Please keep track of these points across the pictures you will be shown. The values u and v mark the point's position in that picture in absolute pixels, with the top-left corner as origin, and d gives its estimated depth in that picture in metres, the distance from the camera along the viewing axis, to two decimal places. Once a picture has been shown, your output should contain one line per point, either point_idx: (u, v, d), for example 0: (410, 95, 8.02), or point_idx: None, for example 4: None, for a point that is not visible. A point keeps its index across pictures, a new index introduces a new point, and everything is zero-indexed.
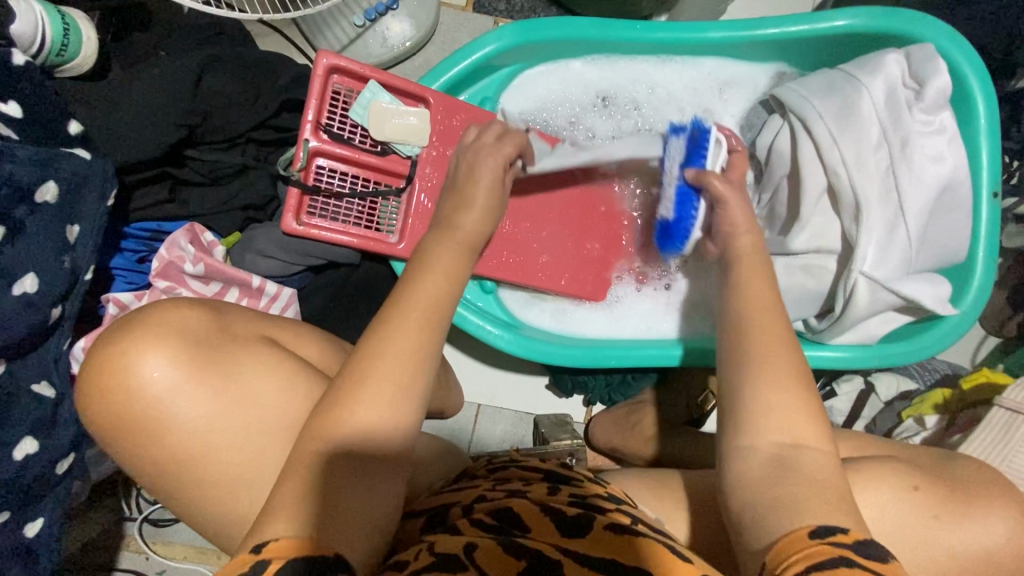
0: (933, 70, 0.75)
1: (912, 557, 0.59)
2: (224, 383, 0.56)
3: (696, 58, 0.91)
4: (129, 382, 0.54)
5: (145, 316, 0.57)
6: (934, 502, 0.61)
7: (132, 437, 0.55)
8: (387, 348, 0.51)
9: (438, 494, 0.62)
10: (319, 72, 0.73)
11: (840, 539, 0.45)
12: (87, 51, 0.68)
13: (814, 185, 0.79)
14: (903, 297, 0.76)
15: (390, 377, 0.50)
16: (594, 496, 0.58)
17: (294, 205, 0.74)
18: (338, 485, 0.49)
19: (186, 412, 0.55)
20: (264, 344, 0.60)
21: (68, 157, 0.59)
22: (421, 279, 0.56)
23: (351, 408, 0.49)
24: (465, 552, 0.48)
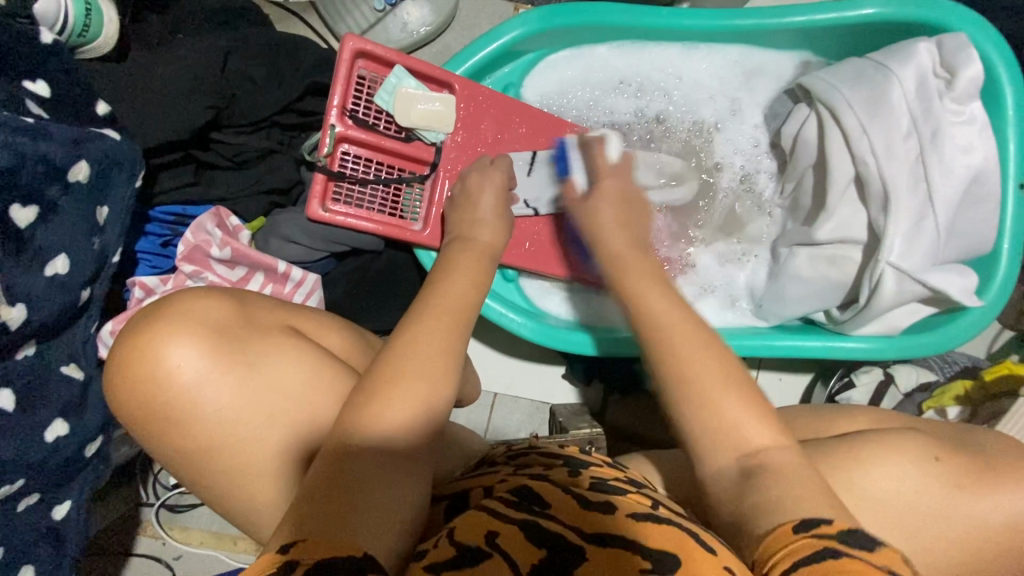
0: (965, 60, 0.74)
1: (944, 548, 0.59)
2: (253, 373, 0.56)
3: (722, 45, 0.90)
4: (157, 373, 0.54)
5: (173, 305, 0.56)
6: (961, 477, 0.61)
7: (161, 426, 0.55)
8: (416, 347, 0.53)
9: (462, 479, 0.62)
10: (344, 56, 0.72)
11: (823, 531, 0.44)
12: (108, 32, 0.67)
13: (842, 173, 0.79)
14: (930, 288, 0.76)
15: (419, 374, 0.52)
16: (613, 480, 0.57)
17: (319, 191, 0.73)
18: (367, 482, 0.47)
19: (213, 404, 0.54)
20: (287, 333, 0.59)
21: (99, 138, 0.58)
22: (449, 288, 0.60)
23: (385, 401, 0.50)
24: (489, 543, 0.46)
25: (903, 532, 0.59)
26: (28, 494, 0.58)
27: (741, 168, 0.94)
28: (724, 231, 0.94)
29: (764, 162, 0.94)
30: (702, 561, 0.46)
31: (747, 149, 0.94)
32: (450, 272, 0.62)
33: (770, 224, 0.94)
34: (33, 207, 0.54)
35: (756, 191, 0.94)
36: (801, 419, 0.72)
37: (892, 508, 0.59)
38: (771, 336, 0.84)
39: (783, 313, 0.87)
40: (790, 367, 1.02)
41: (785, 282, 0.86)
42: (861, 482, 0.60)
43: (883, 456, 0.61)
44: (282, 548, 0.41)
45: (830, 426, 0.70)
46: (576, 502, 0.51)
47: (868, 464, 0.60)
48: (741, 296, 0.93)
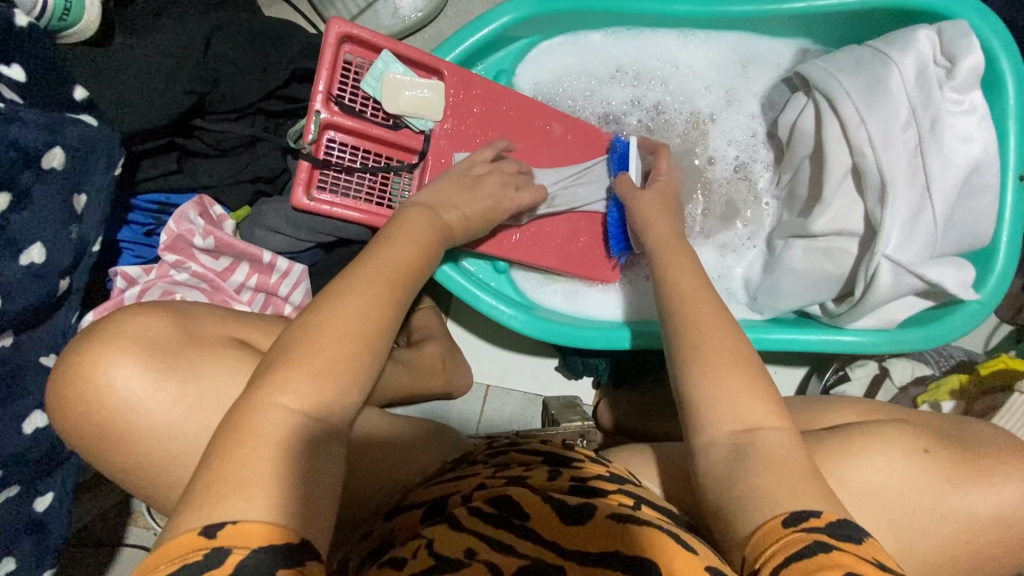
0: (966, 47, 0.72)
1: (938, 543, 0.58)
2: (188, 386, 0.55)
3: (719, 32, 0.88)
4: (90, 392, 0.53)
5: (107, 325, 0.55)
6: (949, 468, 0.59)
7: (103, 444, 0.54)
8: (342, 306, 0.50)
9: (439, 483, 0.63)
10: (330, 40, 0.70)
11: (813, 525, 0.44)
12: (90, 16, 0.63)
13: (837, 165, 0.77)
14: (926, 282, 0.74)
15: (341, 330, 0.48)
16: (598, 479, 0.59)
17: (305, 179, 0.71)
18: (294, 457, 0.44)
19: (152, 419, 0.54)
20: (232, 345, 0.59)
21: (75, 123, 0.57)
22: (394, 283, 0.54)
23: (280, 386, 0.45)
24: (469, 555, 0.49)
25: (897, 528, 0.58)
26: (7, 485, 0.57)
27: (738, 158, 0.92)
28: (718, 221, 0.93)
29: (761, 152, 0.92)
30: (684, 562, 0.47)
31: (744, 140, 0.92)
32: (391, 239, 0.59)
33: (765, 215, 0.93)
34: (5, 194, 0.52)
35: (752, 181, 0.93)
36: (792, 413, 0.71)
37: (884, 503, 0.58)
38: (761, 329, 0.83)
39: (778, 306, 0.85)
40: (786, 361, 1.02)
41: (779, 275, 0.85)
42: (853, 478, 0.59)
43: (874, 448, 0.60)
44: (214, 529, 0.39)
45: (821, 417, 0.69)
46: (558, 514, 0.53)
47: (858, 458, 0.60)
48: (736, 289, 0.92)
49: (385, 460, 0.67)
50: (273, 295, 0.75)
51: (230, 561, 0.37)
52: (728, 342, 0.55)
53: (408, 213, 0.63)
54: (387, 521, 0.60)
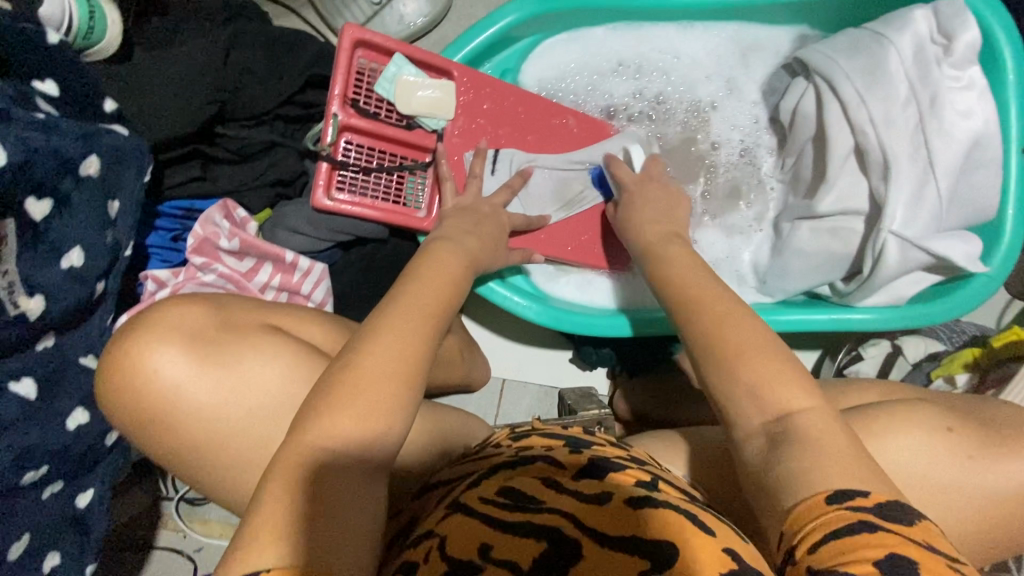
0: (961, 25, 0.74)
1: (961, 515, 0.59)
2: (225, 374, 0.58)
3: (717, 23, 0.90)
4: (138, 377, 0.56)
5: (147, 316, 0.58)
6: (971, 445, 0.60)
7: (146, 430, 0.56)
8: (382, 333, 0.51)
9: (462, 463, 0.66)
10: (343, 46, 0.73)
11: (860, 504, 0.44)
12: (111, 34, 0.69)
13: (840, 145, 0.79)
14: (934, 255, 0.75)
15: (384, 360, 0.50)
16: (614, 457, 0.63)
17: (325, 179, 0.73)
18: (330, 490, 0.47)
19: (193, 405, 0.56)
20: (268, 331, 0.61)
21: (108, 133, 0.60)
22: (419, 283, 0.57)
23: (332, 416, 0.48)
24: (481, 556, 0.50)
25: (916, 499, 0.59)
26: (52, 482, 0.59)
27: (742, 145, 0.94)
28: (723, 207, 0.94)
29: (765, 138, 0.94)
30: (703, 541, 0.50)
31: (747, 128, 0.94)
32: (424, 261, 0.61)
33: (771, 200, 0.94)
34: (47, 201, 0.55)
35: (757, 167, 0.94)
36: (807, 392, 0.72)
37: (901, 473, 0.60)
38: (770, 311, 0.85)
39: (787, 288, 0.88)
40: (799, 344, 1.03)
41: (788, 257, 0.87)
42: (872, 451, 0.60)
43: (888, 422, 0.61)
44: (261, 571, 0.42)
45: (839, 397, 0.70)
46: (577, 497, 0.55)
47: (873, 430, 0.61)
48: (746, 274, 0.94)
49: (411, 449, 0.69)
50: (296, 294, 0.78)
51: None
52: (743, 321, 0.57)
53: (452, 233, 0.66)
54: (415, 501, 0.63)
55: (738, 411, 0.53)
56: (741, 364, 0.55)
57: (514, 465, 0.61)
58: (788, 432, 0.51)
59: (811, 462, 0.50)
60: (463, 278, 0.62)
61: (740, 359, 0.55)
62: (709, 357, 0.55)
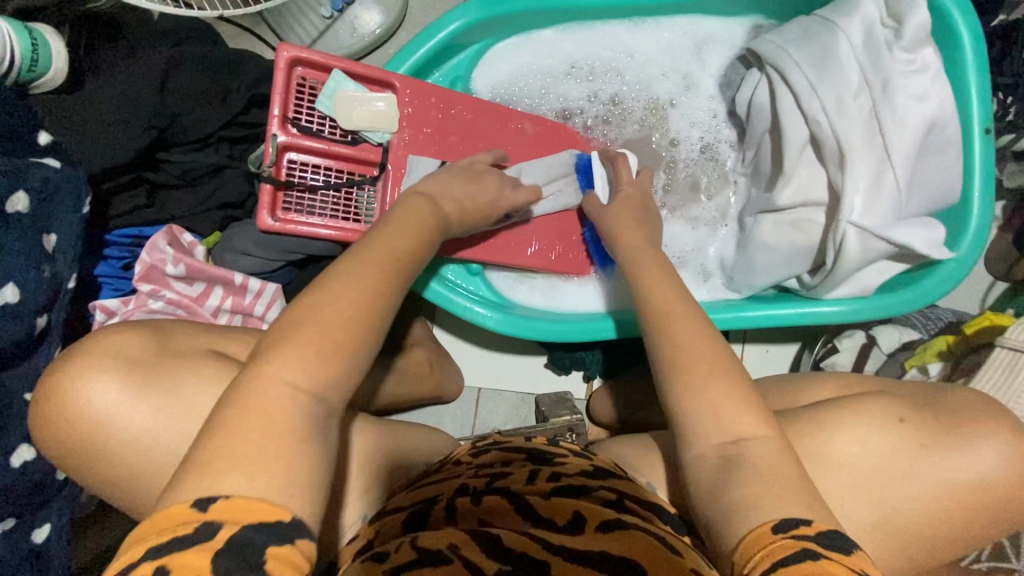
0: (910, 6, 0.72)
1: (926, 510, 0.57)
2: (165, 402, 0.57)
3: (669, 18, 0.89)
4: (71, 411, 0.55)
5: (86, 345, 0.58)
6: (926, 435, 0.58)
7: (86, 461, 0.56)
8: (344, 279, 0.50)
9: (417, 488, 0.63)
10: (279, 65, 0.73)
11: (802, 532, 0.43)
12: (58, 64, 0.69)
13: (795, 135, 0.77)
14: (895, 243, 0.73)
15: (347, 301, 0.48)
16: (574, 476, 0.61)
17: (268, 202, 0.73)
18: (290, 417, 0.43)
19: (129, 437, 0.56)
20: (208, 356, 0.60)
21: (38, 167, 0.61)
22: (392, 232, 0.58)
23: (286, 361, 0.44)
24: (449, 549, 0.49)
25: (880, 496, 0.57)
26: (3, 519, 0.60)
27: (700, 139, 0.92)
28: (688, 205, 0.93)
29: (725, 132, 0.92)
30: (662, 560, 0.50)
31: (707, 122, 0.92)
32: (389, 220, 0.60)
33: (735, 194, 0.92)
34: None
35: (719, 161, 0.93)
36: (772, 391, 0.70)
37: (861, 471, 0.58)
38: (737, 308, 0.83)
39: (755, 283, 0.86)
40: (777, 338, 1.01)
41: (752, 252, 0.85)
42: (829, 450, 0.58)
43: (847, 419, 0.60)
44: (202, 504, 0.38)
45: (802, 394, 0.68)
46: (546, 527, 0.54)
47: (827, 429, 0.59)
48: (713, 271, 0.92)
49: None
50: (250, 315, 0.78)
51: (220, 535, 0.37)
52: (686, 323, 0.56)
53: (408, 201, 0.64)
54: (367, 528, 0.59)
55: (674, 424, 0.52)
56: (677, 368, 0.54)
57: (474, 486, 0.60)
58: (731, 451, 0.50)
59: (753, 463, 0.48)
60: None
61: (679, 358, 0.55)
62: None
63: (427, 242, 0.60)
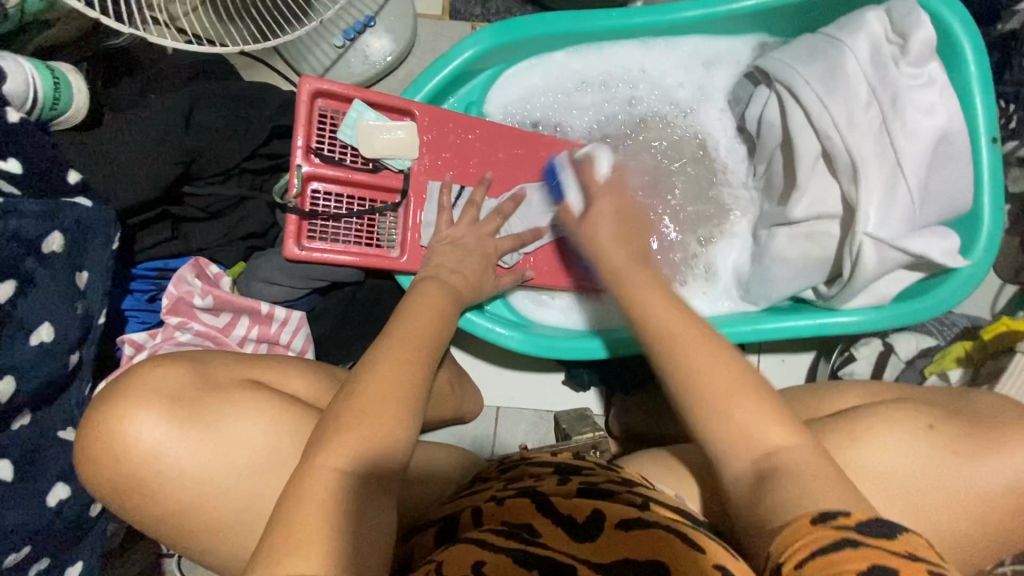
0: (915, 23, 0.74)
1: (968, 526, 0.57)
2: (209, 431, 0.57)
3: (677, 38, 0.91)
4: (117, 446, 0.55)
5: (128, 378, 0.58)
6: (957, 441, 0.59)
7: (128, 495, 0.56)
8: (379, 369, 0.53)
9: (455, 501, 0.65)
10: (303, 98, 0.74)
11: (843, 523, 0.42)
12: (77, 102, 0.69)
13: (808, 150, 0.79)
14: (911, 253, 0.75)
15: (383, 396, 0.51)
16: (604, 482, 0.61)
17: (294, 231, 0.75)
18: (340, 505, 0.47)
19: (173, 471, 0.56)
20: (247, 388, 0.61)
21: (71, 206, 0.60)
22: (416, 312, 0.61)
23: (331, 454, 0.48)
24: (473, 570, 0.49)
25: (919, 514, 0.57)
26: (38, 559, 0.59)
27: (711, 154, 0.94)
28: (702, 216, 0.94)
29: (735, 147, 0.94)
30: (689, 561, 0.49)
31: (716, 136, 0.94)
32: (417, 299, 0.63)
33: (747, 207, 0.94)
34: (10, 282, 0.56)
35: (729, 175, 0.94)
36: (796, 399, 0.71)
37: (897, 489, 0.58)
38: (756, 321, 0.83)
39: (771, 295, 0.87)
40: (792, 347, 1.01)
41: (768, 264, 0.86)
42: (867, 469, 0.58)
43: (885, 429, 0.60)
44: None
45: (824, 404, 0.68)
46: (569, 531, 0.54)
47: (854, 442, 0.59)
48: (728, 283, 0.93)
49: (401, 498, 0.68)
50: (275, 344, 0.78)
51: None
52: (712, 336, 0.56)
53: (426, 283, 0.67)
54: (405, 545, 0.62)
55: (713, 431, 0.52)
56: (723, 394, 0.53)
57: (503, 497, 0.60)
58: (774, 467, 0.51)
59: None
60: (436, 318, 0.61)
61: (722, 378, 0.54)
62: (695, 375, 0.55)
63: (449, 320, 0.63)
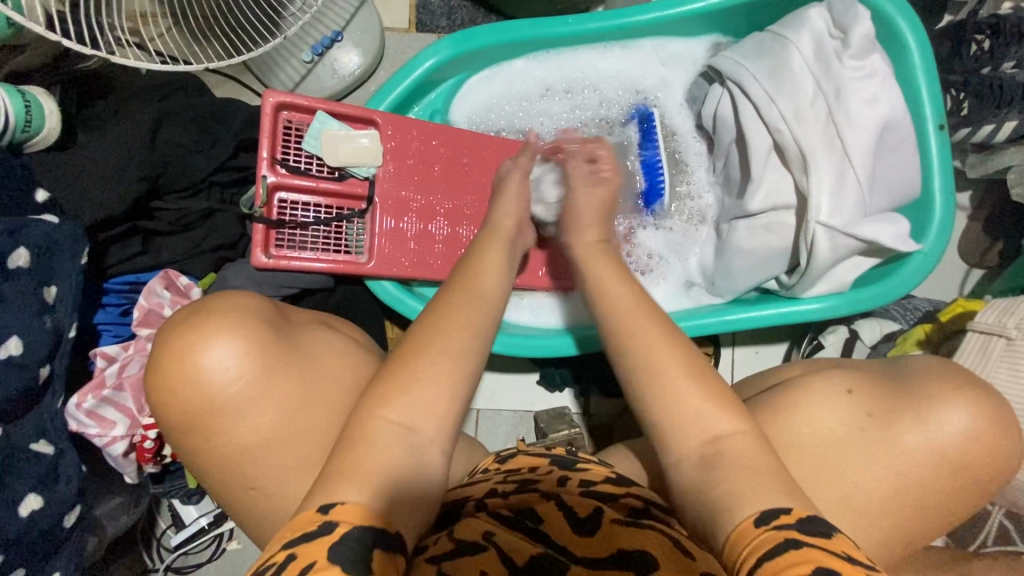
0: (854, 18, 0.77)
1: (915, 501, 0.60)
2: (287, 360, 0.62)
3: (634, 40, 0.94)
4: (197, 371, 0.59)
5: (209, 311, 0.62)
6: (871, 404, 0.62)
7: (197, 421, 0.59)
8: (458, 316, 0.59)
9: (452, 491, 0.66)
10: (266, 111, 0.76)
11: (783, 522, 0.45)
12: (51, 122, 0.71)
13: (759, 144, 0.81)
14: (863, 240, 0.77)
15: (454, 334, 0.57)
16: (601, 484, 0.63)
17: (261, 239, 0.77)
18: (399, 436, 0.52)
19: (245, 398, 0.60)
20: (319, 334, 0.68)
21: (37, 224, 0.63)
22: (480, 262, 0.67)
23: (405, 393, 0.54)
24: (486, 540, 0.53)
25: (868, 493, 0.60)
26: (13, 570, 0.61)
27: (672, 152, 0.97)
28: (668, 212, 0.96)
29: (696, 144, 0.97)
30: (669, 556, 0.52)
31: (676, 134, 0.97)
32: (485, 250, 0.69)
33: (708, 203, 0.96)
34: None
35: (691, 172, 0.96)
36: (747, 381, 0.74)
37: (845, 466, 0.60)
38: (721, 312, 0.85)
39: (735, 287, 0.88)
40: (764, 338, 1.03)
41: (730, 256, 0.88)
42: (813, 448, 0.61)
43: (830, 412, 0.62)
44: (325, 507, 0.46)
45: (773, 377, 0.71)
46: (567, 518, 0.57)
47: (786, 409, 0.63)
48: (694, 277, 0.95)
49: None
50: None
51: (336, 531, 0.44)
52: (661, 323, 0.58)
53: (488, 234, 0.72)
54: None
55: (672, 422, 0.55)
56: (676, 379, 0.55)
57: (507, 490, 0.61)
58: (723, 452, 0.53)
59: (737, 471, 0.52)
60: (502, 270, 0.67)
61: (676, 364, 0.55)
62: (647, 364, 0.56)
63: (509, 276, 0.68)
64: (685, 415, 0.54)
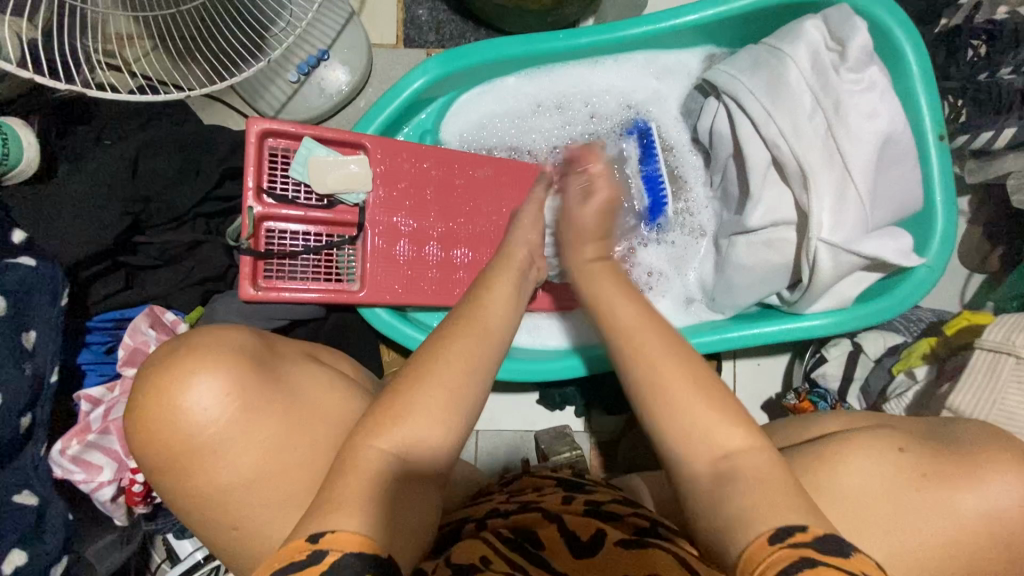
0: (852, 30, 0.76)
1: (936, 534, 0.57)
2: (273, 395, 0.59)
3: (627, 54, 0.92)
4: (175, 410, 0.56)
5: (191, 344, 0.59)
6: (927, 463, 0.59)
7: (177, 463, 0.56)
8: (459, 343, 0.57)
9: (458, 511, 0.65)
10: (251, 139, 0.74)
11: (799, 540, 0.42)
12: (28, 155, 0.67)
13: (757, 159, 0.80)
14: (865, 256, 0.75)
15: (456, 362, 0.55)
16: (607, 504, 0.61)
17: (248, 272, 0.74)
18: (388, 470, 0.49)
19: (226, 437, 0.57)
20: (308, 364, 0.65)
21: (13, 267, 0.61)
22: (483, 292, 0.65)
23: (401, 425, 0.51)
24: (484, 564, 0.51)
25: (882, 527, 0.57)
26: None
27: (669, 167, 0.95)
28: (667, 228, 0.94)
29: (691, 157, 0.95)
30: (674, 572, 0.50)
31: (671, 147, 0.95)
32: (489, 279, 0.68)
33: (704, 218, 0.95)
34: None
35: (688, 186, 0.95)
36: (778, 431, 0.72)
37: (857, 496, 0.58)
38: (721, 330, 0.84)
39: (736, 303, 0.87)
40: (765, 351, 1.02)
41: (731, 273, 0.86)
42: (827, 480, 0.59)
43: (844, 445, 0.61)
44: (316, 535, 0.42)
45: (805, 431, 0.69)
46: (570, 544, 0.55)
47: (829, 461, 0.60)
48: (694, 293, 0.93)
49: None
50: None
51: (328, 559, 0.40)
52: (664, 355, 0.56)
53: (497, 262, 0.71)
54: None
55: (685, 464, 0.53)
56: (683, 417, 0.53)
57: (510, 513, 0.60)
58: None
59: None
60: (508, 297, 0.66)
61: (684, 400, 0.53)
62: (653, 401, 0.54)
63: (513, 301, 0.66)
64: (694, 454, 0.52)
